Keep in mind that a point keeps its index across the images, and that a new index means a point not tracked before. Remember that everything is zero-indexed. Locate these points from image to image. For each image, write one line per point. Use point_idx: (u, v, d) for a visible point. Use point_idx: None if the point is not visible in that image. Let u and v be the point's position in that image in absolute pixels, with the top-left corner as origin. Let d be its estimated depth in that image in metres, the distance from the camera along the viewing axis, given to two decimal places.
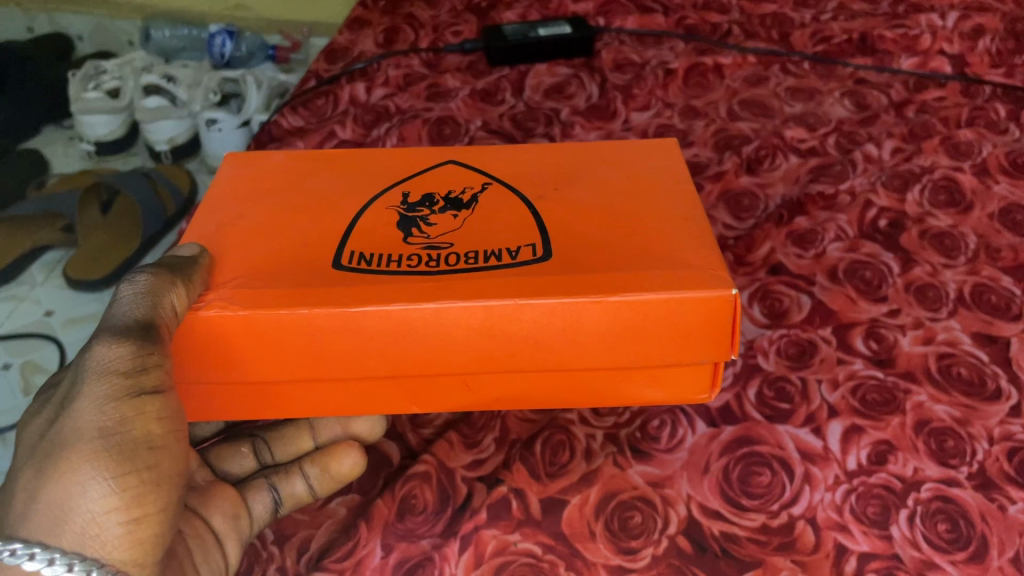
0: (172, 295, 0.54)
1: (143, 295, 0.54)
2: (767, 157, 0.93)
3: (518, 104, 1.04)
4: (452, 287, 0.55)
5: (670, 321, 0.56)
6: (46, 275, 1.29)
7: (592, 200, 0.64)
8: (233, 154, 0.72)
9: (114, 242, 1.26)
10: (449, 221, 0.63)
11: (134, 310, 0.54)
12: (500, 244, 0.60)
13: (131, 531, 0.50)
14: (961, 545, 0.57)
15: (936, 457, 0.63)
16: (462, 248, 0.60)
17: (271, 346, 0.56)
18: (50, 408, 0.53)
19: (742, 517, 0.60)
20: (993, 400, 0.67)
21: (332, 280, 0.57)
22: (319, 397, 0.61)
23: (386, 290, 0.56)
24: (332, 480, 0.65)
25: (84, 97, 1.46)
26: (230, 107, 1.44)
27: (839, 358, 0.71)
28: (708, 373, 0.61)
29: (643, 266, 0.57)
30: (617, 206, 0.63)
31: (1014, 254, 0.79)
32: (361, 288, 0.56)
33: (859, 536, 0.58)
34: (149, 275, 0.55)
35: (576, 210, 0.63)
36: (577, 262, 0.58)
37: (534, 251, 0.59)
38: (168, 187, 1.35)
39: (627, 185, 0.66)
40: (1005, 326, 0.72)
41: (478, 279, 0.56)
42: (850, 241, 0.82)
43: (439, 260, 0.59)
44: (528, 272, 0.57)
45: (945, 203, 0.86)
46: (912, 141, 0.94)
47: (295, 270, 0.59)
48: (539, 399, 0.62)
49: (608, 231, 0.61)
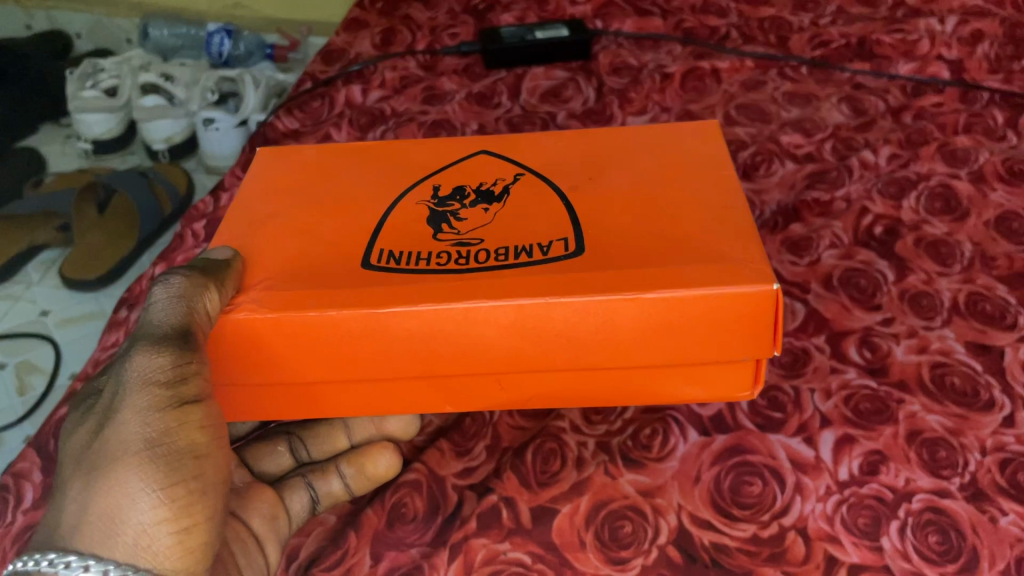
0: (206, 298, 0.54)
1: (176, 300, 0.54)
2: (763, 163, 0.93)
3: (514, 107, 1.03)
4: (482, 287, 0.55)
5: (706, 314, 0.55)
6: (42, 274, 1.29)
7: (625, 190, 0.63)
8: (264, 149, 0.72)
9: (109, 243, 1.25)
10: (481, 217, 0.63)
11: (169, 317, 0.54)
12: (531, 240, 0.59)
13: (182, 540, 0.50)
14: (952, 558, 0.57)
15: (928, 468, 0.63)
16: (493, 245, 0.59)
17: (302, 346, 0.56)
18: (93, 419, 0.52)
19: (732, 527, 0.60)
20: (986, 410, 0.66)
21: (362, 280, 0.57)
22: (352, 396, 0.60)
23: (416, 289, 0.55)
24: (368, 480, 0.66)
25: (82, 95, 1.45)
26: (229, 106, 1.43)
27: (833, 367, 0.71)
28: (750, 370, 0.60)
29: (677, 262, 0.56)
30: (651, 194, 0.63)
31: (1009, 262, 0.79)
32: (392, 289, 0.56)
33: (849, 547, 0.58)
34: (182, 278, 0.55)
35: (610, 200, 0.62)
36: (608, 256, 0.57)
37: (565, 244, 0.59)
38: (165, 186, 1.33)
39: (662, 171, 0.65)
40: (1000, 336, 0.72)
41: (510, 275, 0.56)
42: (845, 249, 0.82)
43: (470, 259, 0.58)
44: (558, 267, 0.56)
45: (940, 210, 0.85)
46: (909, 147, 0.94)
47: (326, 270, 0.58)
48: (576, 398, 0.61)
49: (643, 220, 0.60)
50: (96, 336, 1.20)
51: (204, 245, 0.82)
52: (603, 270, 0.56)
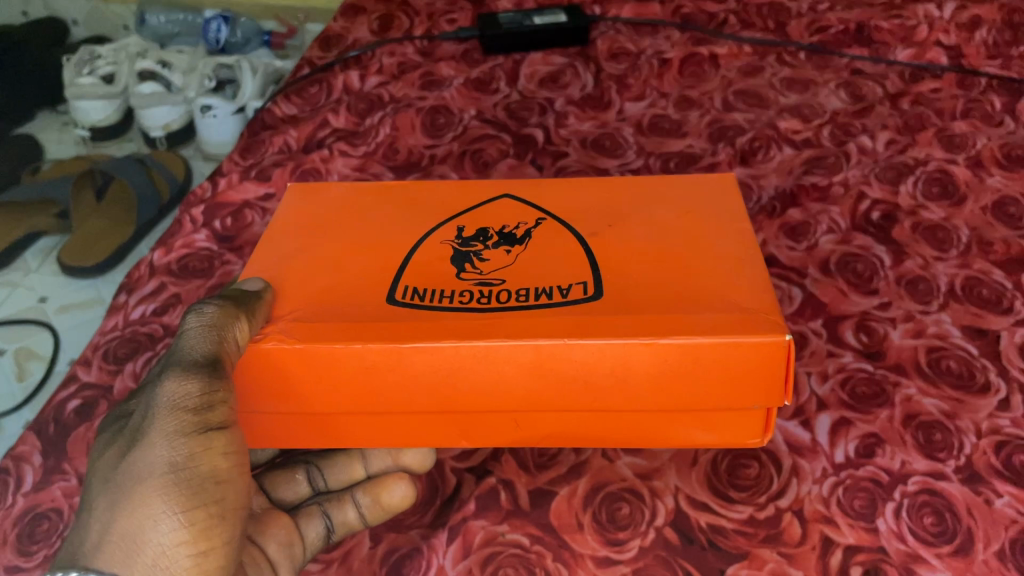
0: (236, 327, 0.54)
1: (207, 327, 0.54)
2: (761, 148, 0.93)
3: (512, 93, 1.03)
4: (503, 326, 0.55)
5: (722, 364, 0.54)
6: (40, 262, 1.29)
7: (648, 236, 0.63)
8: (296, 186, 0.73)
9: (108, 230, 1.25)
10: (502, 255, 0.62)
11: (199, 344, 0.54)
12: (552, 279, 0.59)
13: (200, 564, 0.50)
14: (947, 539, 0.58)
15: (924, 450, 0.63)
16: (513, 284, 0.59)
17: (319, 379, 0.56)
18: (121, 441, 0.53)
19: (729, 509, 0.60)
20: (982, 394, 0.67)
21: (384, 317, 0.56)
22: (369, 430, 0.60)
23: (438, 326, 0.55)
24: (382, 511, 0.62)
25: (79, 81, 1.44)
26: (226, 93, 1.43)
27: (829, 351, 0.71)
28: (761, 418, 0.59)
29: (696, 311, 0.55)
30: (674, 241, 0.62)
31: (1006, 246, 0.79)
32: (414, 326, 0.55)
33: (845, 528, 0.59)
34: (214, 307, 0.55)
35: (632, 245, 0.62)
36: (629, 298, 0.57)
37: (584, 286, 0.58)
38: (164, 174, 1.34)
39: (686, 220, 0.65)
40: (996, 320, 0.73)
41: (531, 316, 0.56)
42: (843, 234, 0.82)
43: (491, 298, 0.58)
44: (578, 309, 0.56)
45: (938, 195, 0.86)
46: (907, 133, 0.94)
47: (346, 306, 0.58)
48: (592, 441, 0.61)
49: (666, 267, 0.60)
50: (94, 323, 1.19)
51: (203, 230, 0.81)
52: (625, 313, 0.55)
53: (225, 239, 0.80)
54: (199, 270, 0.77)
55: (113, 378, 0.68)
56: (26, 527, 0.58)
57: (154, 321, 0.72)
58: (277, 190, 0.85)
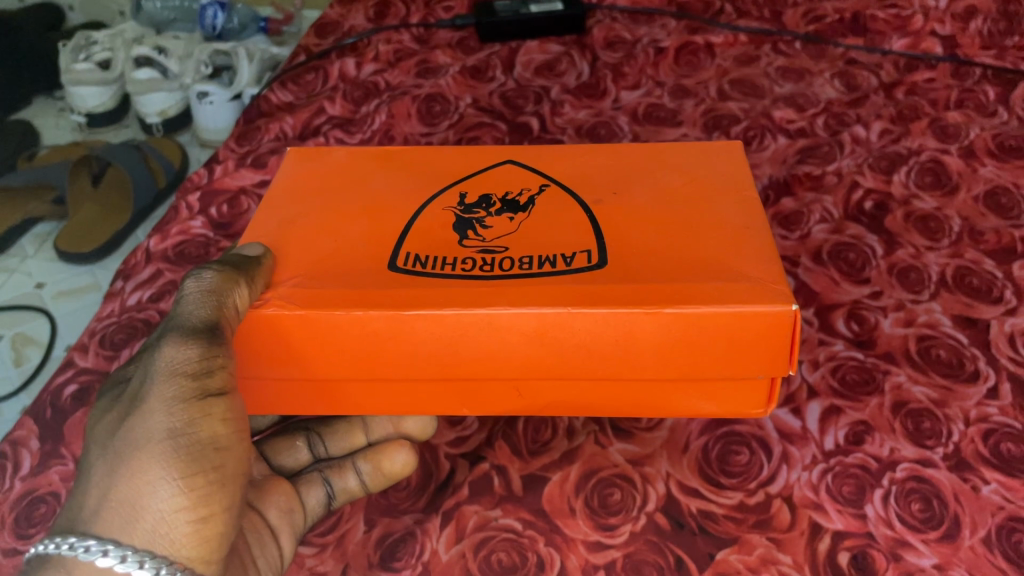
0: (235, 294, 0.54)
1: (206, 294, 0.54)
2: (756, 137, 0.94)
3: (508, 81, 1.03)
4: (505, 294, 0.55)
5: (722, 331, 0.54)
6: (37, 248, 1.29)
7: (650, 203, 0.63)
8: (295, 150, 0.73)
9: (104, 216, 1.26)
10: (504, 223, 0.63)
11: (198, 310, 0.54)
12: (554, 246, 0.60)
13: (199, 529, 0.50)
14: (934, 525, 0.58)
15: (912, 438, 0.64)
16: (515, 251, 0.60)
17: (322, 344, 0.57)
18: (119, 407, 0.53)
19: (718, 495, 0.61)
20: (971, 382, 0.68)
21: (388, 284, 0.57)
22: (372, 396, 0.61)
23: (440, 293, 0.56)
24: (383, 478, 0.63)
25: (74, 67, 1.44)
26: (222, 79, 1.42)
27: (820, 340, 0.72)
28: (763, 391, 0.60)
29: (698, 278, 0.56)
30: (676, 209, 0.62)
31: (997, 237, 0.80)
32: (418, 294, 0.56)
33: (834, 514, 0.59)
34: (214, 272, 0.55)
35: (634, 212, 0.62)
36: (630, 265, 0.57)
37: (586, 254, 0.59)
38: (160, 160, 1.34)
39: (689, 188, 0.65)
40: (985, 309, 0.73)
41: (533, 283, 0.56)
42: (835, 223, 0.83)
43: (493, 266, 0.58)
44: (581, 276, 0.56)
45: (930, 185, 0.86)
46: (900, 123, 0.95)
47: (349, 272, 0.59)
48: (592, 409, 0.61)
49: (668, 234, 0.60)
50: (91, 309, 1.19)
51: (199, 217, 0.81)
52: (627, 280, 0.56)
53: (221, 227, 0.80)
54: (195, 257, 0.77)
55: (110, 362, 0.68)
56: (23, 510, 0.59)
57: (150, 307, 0.72)
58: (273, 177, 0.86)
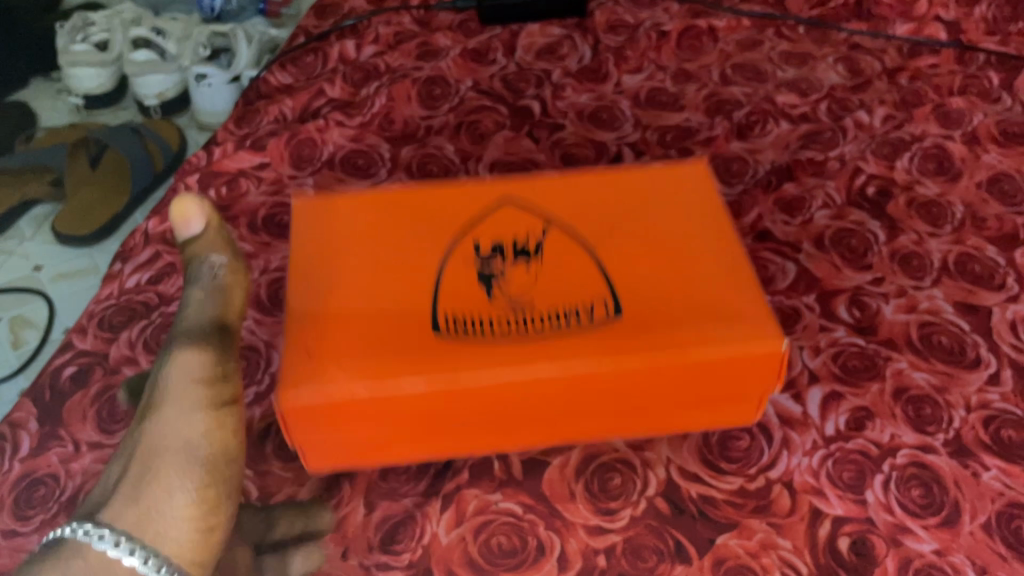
0: (236, 293, 0.59)
1: (216, 292, 0.58)
2: (757, 123, 0.92)
3: (509, 64, 1.02)
4: (552, 357, 0.54)
5: (744, 366, 0.56)
6: (35, 229, 1.26)
7: (647, 235, 0.62)
8: None
9: (102, 199, 1.22)
10: (530, 265, 0.61)
11: (207, 313, 0.56)
12: (580, 293, 0.58)
13: (205, 541, 0.49)
14: (933, 511, 0.59)
15: (913, 424, 0.64)
16: (553, 303, 0.58)
17: (363, 424, 0.55)
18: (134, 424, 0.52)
19: (719, 480, 0.61)
20: (973, 368, 0.68)
21: (419, 488, 0.54)
22: (382, 454, 0.59)
23: (480, 351, 0.55)
24: None
25: (71, 48, 1.41)
26: (220, 61, 1.40)
27: (822, 326, 0.71)
28: (751, 407, 0.60)
29: (714, 384, 0.56)
30: (673, 243, 0.62)
31: (1000, 223, 0.80)
32: (467, 359, 0.55)
33: (834, 500, 0.59)
34: (226, 268, 0.60)
35: (632, 249, 0.61)
36: (647, 397, 0.57)
37: (608, 301, 0.58)
38: (159, 144, 1.29)
39: (671, 206, 0.64)
40: (987, 296, 0.74)
41: (568, 340, 0.55)
42: (838, 209, 0.82)
43: (536, 322, 0.57)
44: (605, 329, 0.56)
45: (933, 171, 0.86)
46: (903, 109, 0.94)
47: (369, 427, 0.56)
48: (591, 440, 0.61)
49: (687, 277, 0.59)
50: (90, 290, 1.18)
51: (198, 199, 0.81)
52: (650, 336, 0.55)
53: (220, 209, 0.80)
54: None
55: (108, 345, 0.67)
56: (22, 493, 0.59)
57: (149, 290, 0.72)
58: (274, 161, 0.85)
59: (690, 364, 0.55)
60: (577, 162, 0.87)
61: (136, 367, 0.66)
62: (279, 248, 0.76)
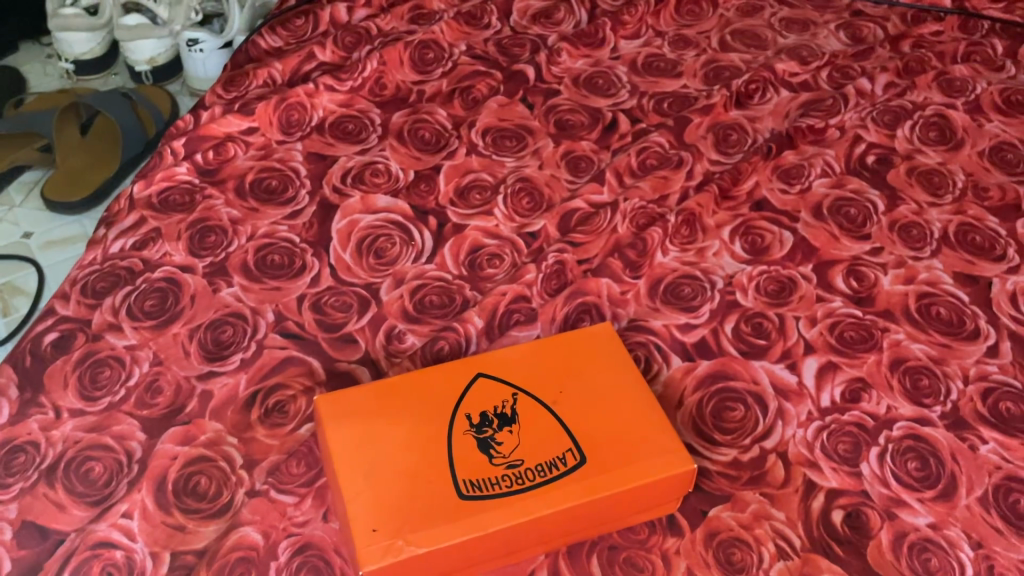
0: (124, 473, 0.56)
1: (99, 469, 0.56)
2: (757, 91, 0.90)
3: (504, 29, 1.00)
4: (541, 506, 0.50)
5: (656, 501, 0.54)
6: (24, 196, 1.10)
7: (616, 421, 0.54)
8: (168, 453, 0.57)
9: (92, 165, 1.09)
10: (513, 429, 0.54)
11: (91, 485, 0.56)
12: (541, 449, 0.53)
13: None
14: (930, 483, 0.58)
15: (911, 396, 0.63)
16: (528, 456, 0.52)
17: (374, 460, 0.51)
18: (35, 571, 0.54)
19: (713, 452, 0.60)
20: (971, 340, 0.67)
21: (437, 484, 0.50)
22: None
23: (505, 508, 0.50)
24: None
25: (61, 11, 1.22)
26: (214, 27, 1.26)
27: (818, 296, 0.70)
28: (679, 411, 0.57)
29: (629, 515, 0.54)
30: (631, 422, 0.54)
31: (1001, 193, 0.80)
32: (481, 504, 0.50)
33: (829, 472, 0.59)
34: (108, 449, 0.57)
35: (593, 415, 0.55)
36: (591, 522, 0.53)
37: (569, 451, 0.53)
38: (149, 108, 1.16)
39: (620, 401, 0.56)
40: (988, 267, 0.73)
41: (546, 496, 0.50)
42: (837, 177, 0.81)
43: (517, 475, 0.51)
44: (575, 480, 0.51)
45: (935, 140, 0.85)
46: (906, 76, 0.92)
47: (381, 430, 0.53)
48: None
49: (609, 407, 0.55)
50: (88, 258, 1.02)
51: (184, 163, 0.79)
52: (610, 484, 0.51)
53: (207, 173, 0.79)
54: (180, 206, 0.75)
55: (92, 311, 0.66)
56: (3, 458, 0.57)
57: (133, 256, 0.71)
58: (262, 125, 0.84)
59: (631, 500, 0.53)
60: (571, 127, 0.85)
61: (120, 334, 0.65)
62: (267, 214, 0.75)
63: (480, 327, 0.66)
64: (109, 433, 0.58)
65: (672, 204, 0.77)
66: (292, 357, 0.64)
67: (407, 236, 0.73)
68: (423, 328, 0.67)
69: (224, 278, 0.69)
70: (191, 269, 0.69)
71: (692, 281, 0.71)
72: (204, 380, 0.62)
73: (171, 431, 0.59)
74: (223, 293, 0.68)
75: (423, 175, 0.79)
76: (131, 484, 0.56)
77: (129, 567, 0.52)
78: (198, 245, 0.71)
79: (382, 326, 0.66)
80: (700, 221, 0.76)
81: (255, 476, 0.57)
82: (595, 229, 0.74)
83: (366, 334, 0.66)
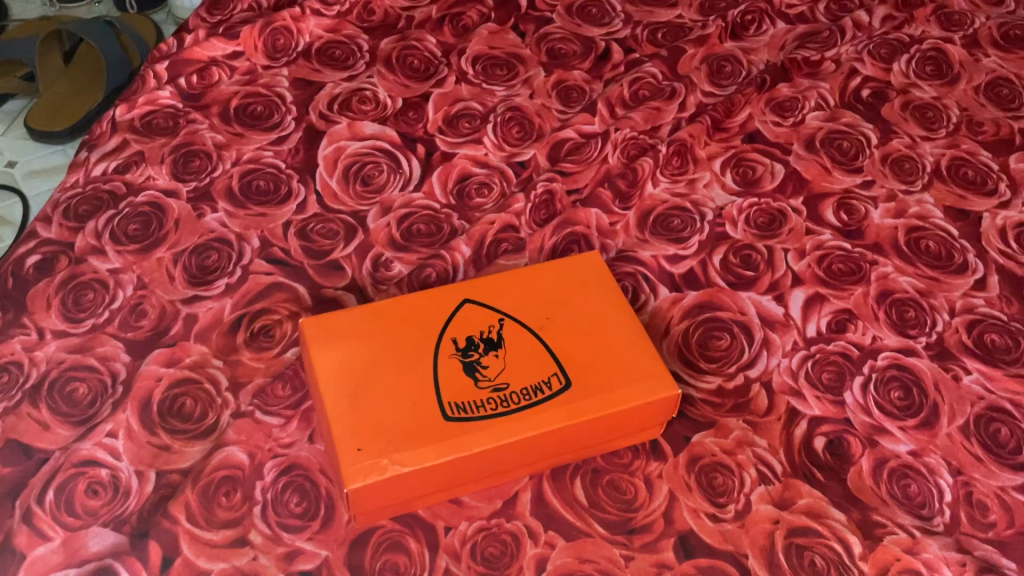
0: (108, 395, 0.56)
1: (82, 391, 0.56)
2: (753, 22, 0.88)
3: None
4: (526, 429, 0.50)
5: (638, 426, 0.54)
6: (6, 125, 1.04)
7: (600, 348, 0.54)
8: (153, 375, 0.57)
9: (76, 95, 1.04)
10: (499, 354, 0.54)
11: (75, 405, 0.56)
12: (526, 373, 0.53)
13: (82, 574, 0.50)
14: (911, 412, 0.58)
15: (896, 327, 0.63)
16: (513, 380, 0.52)
17: (360, 383, 0.51)
18: None
19: (698, 378, 0.60)
20: (958, 274, 0.67)
21: (421, 406, 0.50)
22: None
23: (489, 432, 0.50)
24: None
25: None
26: None
27: (808, 229, 0.69)
28: None
29: (612, 440, 0.54)
30: (617, 349, 0.54)
31: (995, 128, 0.79)
32: (465, 426, 0.50)
33: (812, 400, 0.59)
34: (92, 370, 0.57)
35: (577, 341, 0.55)
36: (574, 446, 0.53)
37: (554, 375, 0.53)
38: (134, 38, 1.11)
39: (604, 328, 0.55)
40: (978, 202, 0.73)
41: (529, 419, 0.51)
42: (830, 111, 0.80)
43: (502, 398, 0.51)
44: (559, 404, 0.51)
45: (931, 74, 0.84)
46: (904, 10, 0.91)
47: (367, 353, 0.52)
48: None
49: (594, 333, 0.55)
50: None
51: (167, 87, 0.77)
52: (594, 408, 0.51)
53: (191, 98, 0.77)
54: (164, 130, 0.74)
55: (74, 234, 0.65)
56: None
57: (116, 179, 0.70)
58: (247, 50, 0.82)
59: (614, 424, 0.53)
60: (562, 56, 0.84)
61: (104, 258, 0.64)
62: (252, 139, 0.73)
63: (467, 255, 0.66)
64: (93, 355, 0.58)
65: (663, 135, 0.76)
66: (278, 283, 0.63)
67: (394, 164, 0.72)
68: (410, 256, 0.66)
69: (209, 204, 0.68)
70: (175, 194, 0.69)
71: (681, 212, 0.70)
72: (189, 304, 0.61)
73: (156, 353, 0.58)
74: (208, 219, 0.67)
75: (411, 103, 0.78)
76: (116, 405, 0.56)
77: (114, 486, 0.52)
78: (182, 169, 0.70)
79: (369, 253, 0.66)
80: (691, 152, 0.75)
81: (240, 399, 0.57)
82: (586, 159, 0.74)
83: (353, 261, 0.65)
